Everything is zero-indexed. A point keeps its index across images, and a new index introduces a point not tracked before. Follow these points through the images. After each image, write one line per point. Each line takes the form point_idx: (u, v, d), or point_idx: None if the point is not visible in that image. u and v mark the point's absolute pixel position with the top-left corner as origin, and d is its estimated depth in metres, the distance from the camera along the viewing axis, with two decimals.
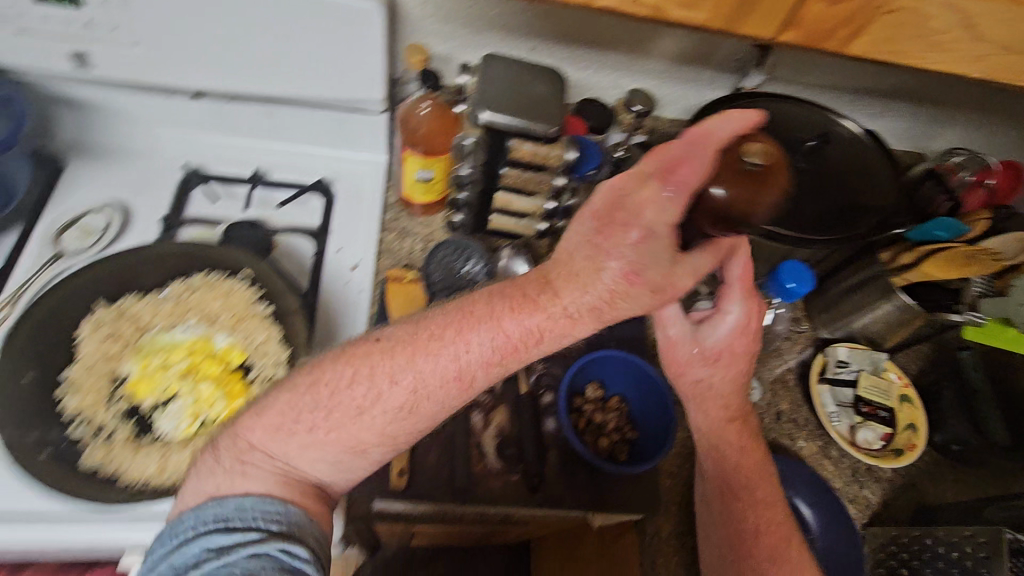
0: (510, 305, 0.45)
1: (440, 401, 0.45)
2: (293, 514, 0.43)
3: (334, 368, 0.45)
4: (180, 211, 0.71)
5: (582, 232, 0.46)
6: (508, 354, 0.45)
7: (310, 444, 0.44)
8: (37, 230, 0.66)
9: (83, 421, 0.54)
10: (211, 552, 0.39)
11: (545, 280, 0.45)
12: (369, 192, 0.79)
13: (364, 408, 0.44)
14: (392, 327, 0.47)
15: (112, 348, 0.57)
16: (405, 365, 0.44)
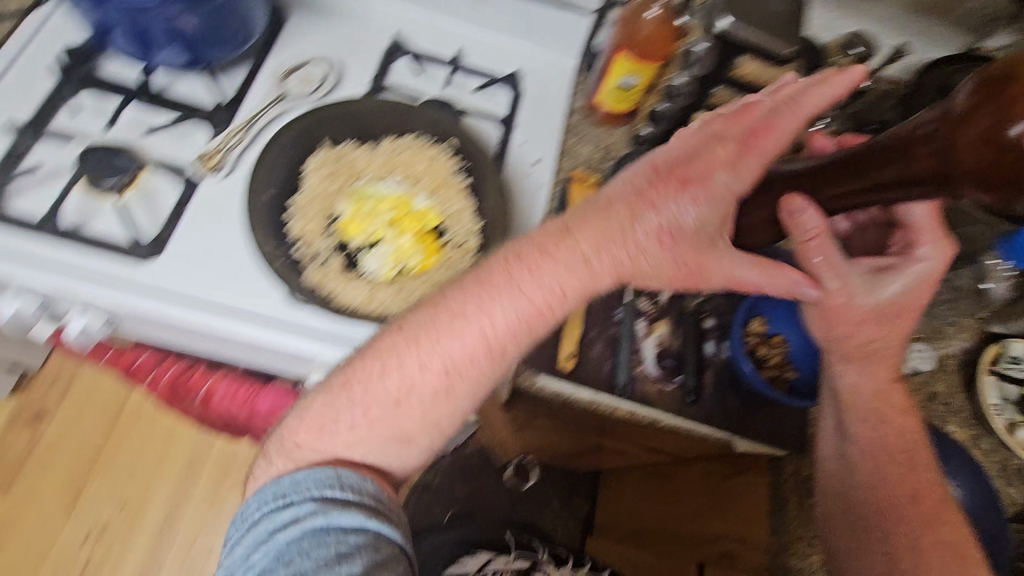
0: (515, 273, 0.46)
1: (474, 379, 0.47)
2: (346, 476, 0.46)
3: (365, 361, 0.48)
4: (383, 76, 0.74)
5: (640, 180, 0.45)
6: (535, 327, 0.47)
7: (352, 442, 0.48)
8: (264, 71, 0.70)
9: (304, 244, 0.59)
10: (277, 528, 0.44)
11: (559, 246, 0.45)
12: (557, 92, 0.78)
13: (402, 397, 0.47)
14: (411, 314, 0.48)
15: (331, 186, 0.62)
16: (427, 351, 0.46)
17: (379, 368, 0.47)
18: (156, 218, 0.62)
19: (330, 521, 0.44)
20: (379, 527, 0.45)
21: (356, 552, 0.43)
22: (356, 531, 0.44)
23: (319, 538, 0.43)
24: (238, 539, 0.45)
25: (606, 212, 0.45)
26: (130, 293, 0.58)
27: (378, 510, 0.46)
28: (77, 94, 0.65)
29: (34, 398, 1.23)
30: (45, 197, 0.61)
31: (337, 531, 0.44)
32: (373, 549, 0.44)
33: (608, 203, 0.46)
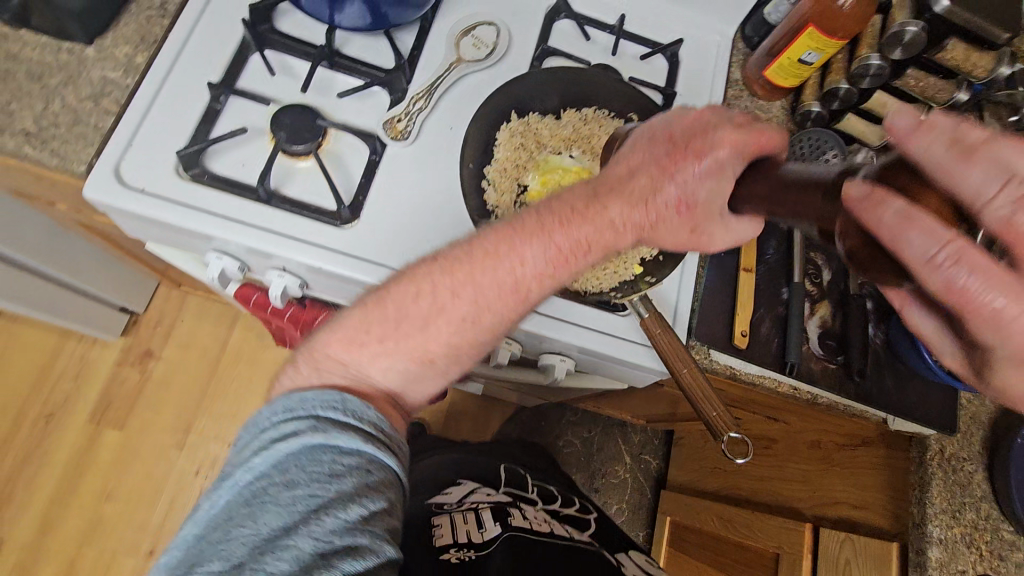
0: (549, 219, 0.50)
1: (499, 311, 0.51)
2: (346, 400, 0.48)
3: (403, 284, 0.51)
4: (548, 40, 0.73)
5: (648, 155, 0.50)
6: (560, 266, 0.50)
7: (378, 356, 0.51)
8: (434, 31, 0.70)
9: (499, 215, 0.62)
10: (274, 438, 0.46)
11: (595, 194, 0.50)
12: (714, 65, 0.79)
13: (431, 316, 0.51)
14: (449, 250, 0.52)
15: (521, 157, 0.63)
16: (465, 283, 0.50)
17: (414, 292, 0.51)
18: (350, 184, 0.63)
19: (329, 441, 0.45)
20: (371, 449, 0.46)
21: (347, 471, 0.45)
22: (349, 452, 0.46)
23: (312, 454, 0.45)
24: (243, 446, 0.47)
25: (621, 185, 0.50)
26: (338, 258, 0.60)
27: (374, 438, 0.47)
28: (263, 50, 0.64)
29: (142, 337, 1.26)
30: (243, 159, 0.62)
31: (332, 450, 0.45)
32: (363, 470, 0.45)
33: (623, 173, 0.50)
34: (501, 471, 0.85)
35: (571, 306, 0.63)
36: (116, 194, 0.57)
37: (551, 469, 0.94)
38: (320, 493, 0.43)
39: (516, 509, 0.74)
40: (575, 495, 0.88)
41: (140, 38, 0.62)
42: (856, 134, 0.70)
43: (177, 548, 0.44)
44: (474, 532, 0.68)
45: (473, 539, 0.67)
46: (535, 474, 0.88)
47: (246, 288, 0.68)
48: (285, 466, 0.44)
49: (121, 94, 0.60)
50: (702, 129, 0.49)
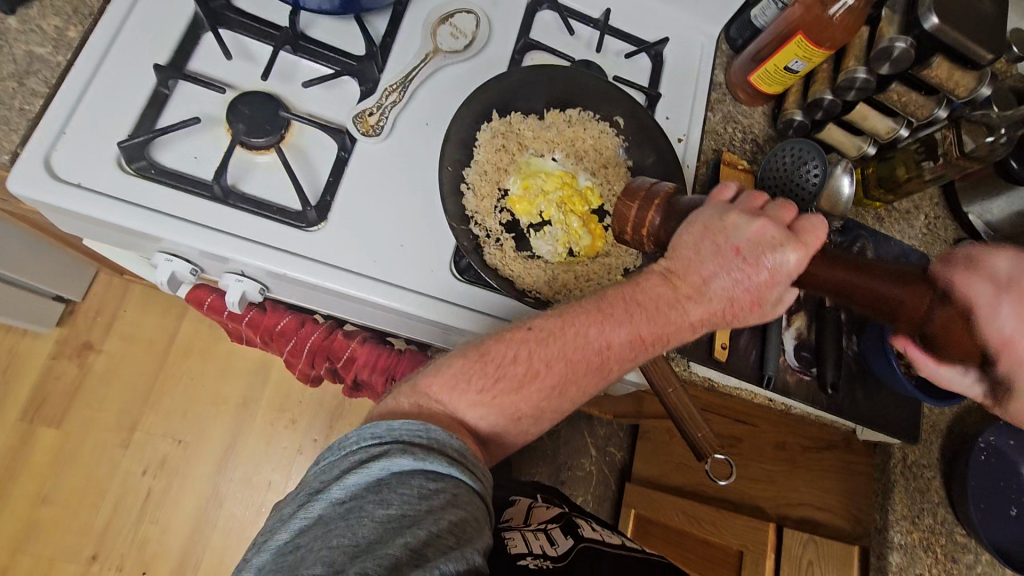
0: (637, 309, 0.50)
1: (583, 386, 0.51)
2: (435, 431, 0.45)
3: (501, 346, 0.49)
4: (530, 33, 0.70)
5: (720, 266, 0.49)
6: (644, 347, 0.51)
7: (478, 404, 0.48)
8: (409, 17, 0.66)
9: (478, 222, 0.58)
10: (364, 456, 0.43)
11: (678, 294, 0.50)
12: (697, 66, 0.77)
13: (525, 382, 0.49)
14: (542, 318, 0.51)
15: (502, 160, 0.61)
16: (557, 355, 0.49)
17: (513, 352, 0.49)
18: (316, 182, 0.59)
19: (422, 463, 0.42)
20: (460, 474, 0.43)
21: (437, 493, 0.41)
22: (438, 476, 0.42)
23: (403, 476, 0.42)
24: (330, 464, 0.43)
25: (700, 293, 0.50)
26: (303, 263, 0.55)
27: (461, 462, 0.44)
28: (217, 29, 0.58)
29: (81, 329, 1.16)
30: (195, 150, 0.56)
31: (423, 473, 0.42)
32: (451, 493, 0.42)
33: (700, 280, 0.50)
34: (543, 497, 0.79)
35: None
36: (47, 190, 0.50)
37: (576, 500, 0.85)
38: (414, 511, 0.40)
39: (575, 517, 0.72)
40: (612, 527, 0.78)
41: (74, 9, 0.55)
42: (835, 144, 0.73)
43: (260, 561, 0.39)
44: (548, 547, 0.63)
45: (548, 553, 0.63)
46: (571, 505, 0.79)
47: (199, 290, 0.61)
48: (379, 486, 0.41)
49: (51, 73, 0.53)
50: (771, 242, 0.48)
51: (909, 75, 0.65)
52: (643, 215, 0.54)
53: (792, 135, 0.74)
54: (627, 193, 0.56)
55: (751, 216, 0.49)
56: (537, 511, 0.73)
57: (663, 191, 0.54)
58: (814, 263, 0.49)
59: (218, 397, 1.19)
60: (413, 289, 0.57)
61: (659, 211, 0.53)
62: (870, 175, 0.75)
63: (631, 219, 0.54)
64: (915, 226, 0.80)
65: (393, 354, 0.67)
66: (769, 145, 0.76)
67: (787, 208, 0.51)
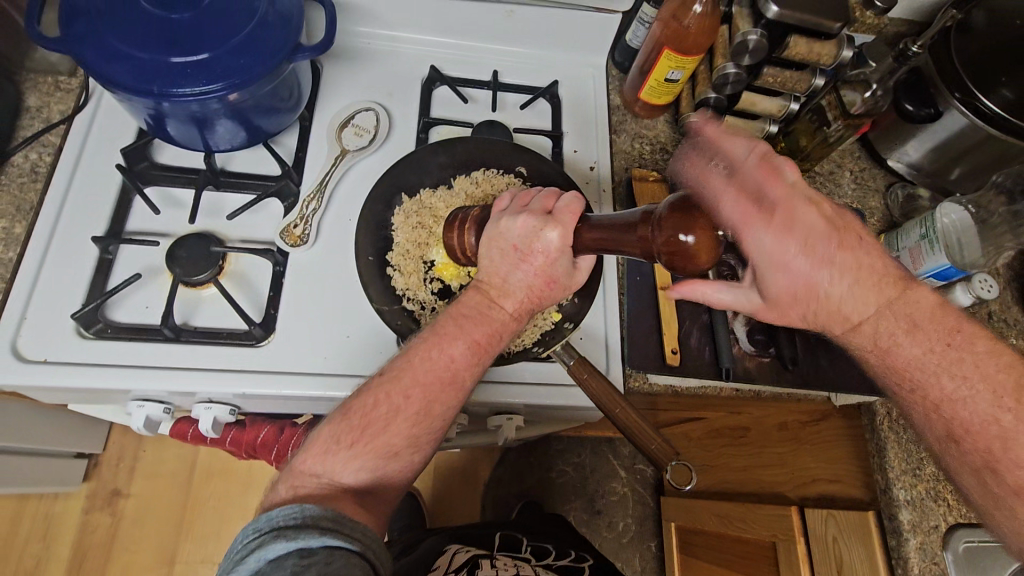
0: (466, 320, 0.54)
1: (446, 404, 0.53)
2: (308, 507, 0.45)
3: (361, 398, 0.52)
4: (429, 111, 0.75)
5: (509, 265, 0.55)
6: (485, 351, 0.54)
7: (353, 458, 0.50)
8: (315, 130, 0.72)
9: (410, 297, 0.63)
10: (244, 554, 0.43)
11: (490, 297, 0.56)
12: (593, 95, 0.82)
13: (390, 420, 0.51)
14: (391, 360, 0.54)
15: (421, 236, 0.64)
16: (411, 384, 0.52)
17: (373, 399, 0.52)
18: (259, 300, 0.63)
19: (294, 542, 0.43)
20: (334, 541, 0.44)
21: (309, 568, 0.41)
22: (310, 551, 0.42)
23: (277, 561, 0.42)
24: (221, 569, 0.45)
25: (504, 290, 0.55)
26: (259, 378, 0.59)
27: (339, 529, 0.44)
28: (144, 188, 0.64)
29: (106, 478, 1.20)
30: (146, 301, 0.61)
31: (298, 553, 0.42)
32: (324, 563, 0.42)
33: (500, 280, 0.55)
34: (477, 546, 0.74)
35: (520, 373, 0.65)
36: (13, 371, 0.56)
37: (575, 534, 0.86)
38: None
39: (487, 559, 0.67)
40: (574, 548, 0.80)
41: (16, 208, 0.62)
42: (738, 132, 0.76)
43: None
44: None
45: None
46: (530, 538, 0.81)
47: (181, 423, 0.67)
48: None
49: (4, 269, 0.59)
50: (532, 232, 0.53)
51: (776, 59, 0.69)
52: (464, 239, 0.60)
53: None
54: (448, 225, 0.62)
55: (516, 214, 0.55)
56: (460, 556, 0.69)
57: (472, 213, 0.60)
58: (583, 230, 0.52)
59: (247, 510, 1.21)
60: (361, 373, 0.61)
61: (471, 231, 0.59)
62: (780, 151, 0.77)
63: (457, 245, 0.61)
64: (844, 184, 0.82)
65: None
66: (677, 149, 0.79)
67: (548, 196, 0.56)
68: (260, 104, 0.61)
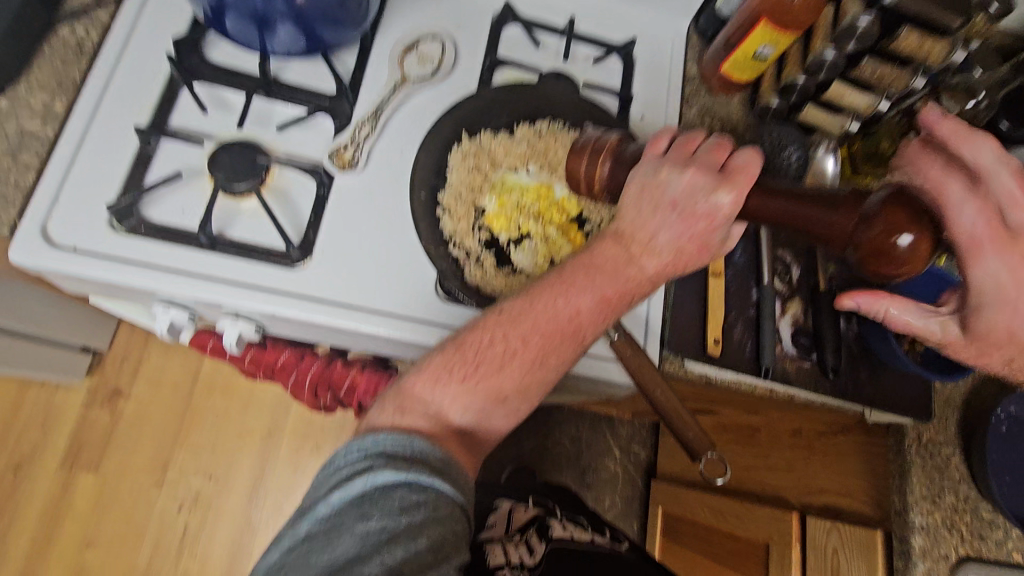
0: (597, 273, 0.51)
1: (563, 353, 0.52)
2: (417, 441, 0.47)
3: (476, 334, 0.51)
4: (496, 49, 0.70)
5: (662, 220, 0.50)
6: (613, 307, 0.52)
7: (460, 394, 0.50)
8: (376, 52, 0.67)
9: (457, 243, 0.60)
10: (351, 471, 0.46)
11: (631, 253, 0.51)
12: (670, 60, 0.76)
13: (505, 362, 0.50)
14: (511, 300, 0.52)
15: (476, 180, 0.61)
16: (530, 329, 0.50)
17: (492, 336, 0.51)
18: (299, 222, 0.61)
19: (405, 475, 0.45)
20: (442, 486, 0.46)
21: (419, 506, 0.44)
22: (420, 488, 0.45)
23: (386, 490, 0.44)
24: (320, 477, 0.48)
25: (649, 249, 0.51)
26: (292, 302, 0.57)
27: (444, 472, 0.47)
28: (192, 84, 0.60)
29: (109, 377, 1.20)
30: (182, 204, 0.58)
31: (407, 486, 0.45)
32: (432, 507, 0.45)
33: (647, 237, 0.51)
34: (531, 501, 0.78)
35: None
36: (42, 255, 0.53)
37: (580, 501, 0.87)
38: (395, 526, 0.43)
39: (554, 518, 0.72)
40: (608, 526, 0.78)
41: (57, 83, 0.58)
42: (817, 124, 0.70)
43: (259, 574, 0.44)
44: (526, 556, 0.63)
45: (527, 562, 0.62)
46: (563, 507, 0.79)
47: (201, 335, 0.65)
48: (362, 501, 0.44)
49: (41, 146, 0.56)
50: (700, 189, 0.49)
51: (879, 50, 0.62)
52: (593, 169, 0.55)
53: (770, 120, 0.73)
54: (574, 149, 0.57)
55: (681, 166, 0.50)
56: (517, 516, 0.71)
57: (609, 142, 0.56)
58: (752, 198, 0.49)
59: (244, 431, 1.22)
60: (395, 313, 0.59)
61: (607, 163, 0.55)
62: (856, 151, 0.72)
63: (583, 175, 0.56)
64: None
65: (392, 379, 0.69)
66: (749, 132, 0.74)
67: (718, 148, 0.51)
68: (325, 11, 0.56)
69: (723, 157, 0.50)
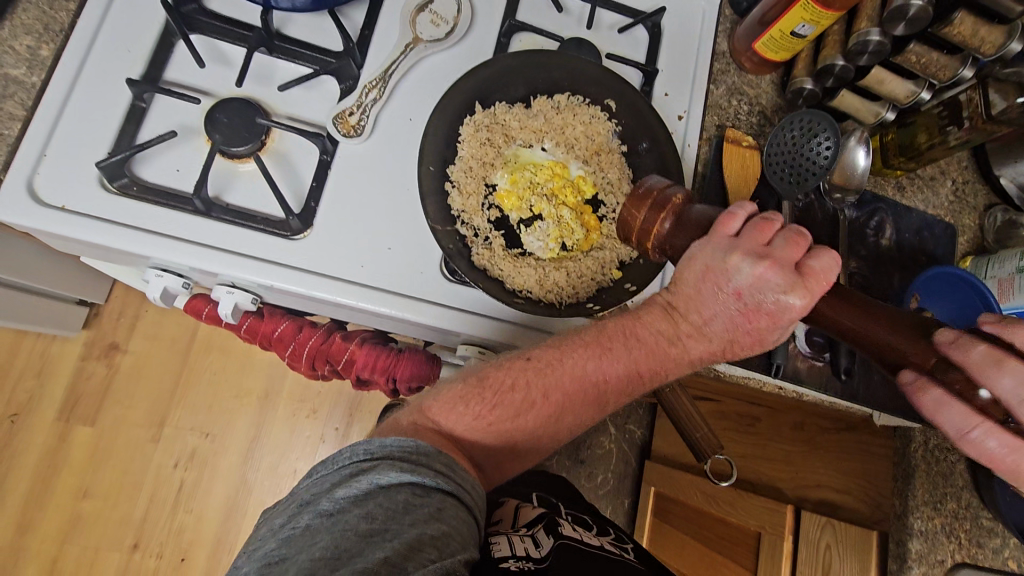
0: (635, 344, 0.52)
1: (583, 415, 0.53)
2: (424, 446, 0.47)
3: (499, 374, 0.52)
4: (515, 12, 0.65)
5: (719, 309, 0.49)
6: (644, 381, 0.53)
7: (471, 429, 0.51)
8: (387, 9, 0.62)
9: (464, 220, 0.57)
10: (354, 471, 0.45)
11: (677, 330, 0.51)
12: (700, 32, 0.71)
13: (522, 409, 0.51)
14: (541, 348, 0.53)
15: (487, 154, 0.58)
16: (555, 387, 0.51)
17: (514, 382, 0.51)
18: (299, 190, 0.58)
19: (410, 476, 0.45)
20: (446, 487, 0.46)
21: (424, 507, 0.43)
22: (425, 491, 0.45)
23: (390, 489, 0.44)
24: (319, 474, 0.47)
25: (699, 332, 0.51)
26: (292, 276, 0.55)
27: (449, 475, 0.47)
28: (189, 35, 0.56)
29: (105, 331, 1.18)
30: (176, 164, 0.55)
31: (412, 487, 0.44)
32: (436, 507, 0.44)
33: (699, 319, 0.50)
34: (535, 501, 0.79)
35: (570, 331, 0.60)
36: (28, 214, 0.51)
37: (578, 496, 0.87)
38: (398, 527, 0.42)
39: (561, 517, 0.72)
40: (612, 529, 0.79)
41: (43, 27, 0.54)
42: (851, 111, 0.66)
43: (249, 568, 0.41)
44: (533, 548, 0.61)
45: (532, 554, 0.60)
46: (568, 505, 0.81)
47: (197, 300, 0.62)
48: (366, 498, 0.43)
49: (26, 95, 0.53)
50: (771, 290, 0.46)
51: (929, 35, 0.59)
52: (651, 224, 0.51)
53: (802, 104, 0.68)
54: (635, 198, 0.52)
55: (756, 257, 0.47)
56: (525, 511, 0.73)
57: (675, 198, 0.51)
58: (825, 300, 0.47)
59: (240, 390, 1.21)
60: (399, 293, 0.57)
61: (668, 221, 0.50)
62: (889, 142, 0.68)
63: (638, 226, 0.51)
64: (942, 193, 0.73)
65: (392, 355, 0.67)
66: (777, 117, 0.70)
67: (796, 241, 0.48)
68: None
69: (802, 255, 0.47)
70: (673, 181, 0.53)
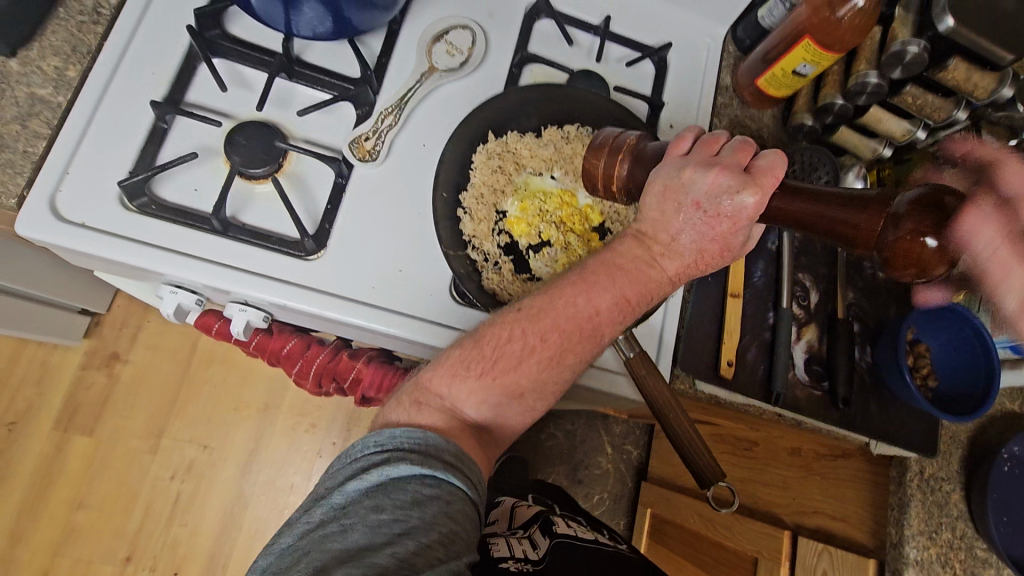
0: (619, 273, 0.52)
1: (580, 354, 0.53)
2: (432, 439, 0.48)
3: (494, 330, 0.52)
4: (527, 44, 0.67)
5: (684, 223, 0.50)
6: (631, 307, 0.53)
7: (477, 388, 0.52)
8: (403, 38, 0.64)
9: (476, 246, 0.58)
10: (365, 463, 0.47)
11: (652, 253, 0.52)
12: (704, 67, 0.73)
13: (523, 358, 0.51)
14: (529, 298, 0.53)
15: (499, 181, 0.60)
16: (550, 327, 0.51)
17: (508, 332, 0.52)
18: (315, 211, 0.59)
19: (419, 468, 0.46)
20: (456, 480, 0.47)
21: (433, 499, 0.44)
22: (435, 482, 0.46)
23: (400, 482, 0.45)
24: (334, 468, 0.48)
25: (671, 249, 0.52)
26: (304, 294, 0.56)
27: (459, 467, 0.48)
28: (212, 59, 0.58)
29: (106, 341, 1.18)
30: (195, 183, 0.57)
31: (421, 478, 0.45)
32: (445, 501, 0.45)
33: (669, 237, 0.51)
34: (530, 499, 0.81)
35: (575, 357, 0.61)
36: (50, 229, 0.52)
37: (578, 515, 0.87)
38: (409, 518, 0.43)
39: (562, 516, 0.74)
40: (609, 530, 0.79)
41: (71, 48, 0.56)
42: (849, 146, 0.69)
43: (266, 561, 0.43)
44: (530, 550, 0.63)
45: (530, 556, 0.62)
46: (566, 508, 0.82)
47: (207, 316, 0.63)
48: (377, 490, 0.45)
49: (52, 114, 0.54)
50: (725, 192, 0.48)
51: (924, 78, 0.61)
52: (611, 167, 0.55)
53: (803, 139, 0.70)
54: (593, 148, 0.56)
55: (705, 167, 0.49)
56: (521, 512, 0.75)
57: (629, 141, 0.55)
58: (778, 198, 0.48)
59: (239, 403, 1.21)
60: (408, 313, 0.58)
61: (625, 161, 0.54)
62: (887, 177, 0.71)
63: (601, 172, 0.55)
64: None
65: (398, 375, 0.68)
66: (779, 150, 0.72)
67: (743, 148, 0.49)
68: None
69: (748, 156, 0.48)
70: (627, 130, 0.58)
